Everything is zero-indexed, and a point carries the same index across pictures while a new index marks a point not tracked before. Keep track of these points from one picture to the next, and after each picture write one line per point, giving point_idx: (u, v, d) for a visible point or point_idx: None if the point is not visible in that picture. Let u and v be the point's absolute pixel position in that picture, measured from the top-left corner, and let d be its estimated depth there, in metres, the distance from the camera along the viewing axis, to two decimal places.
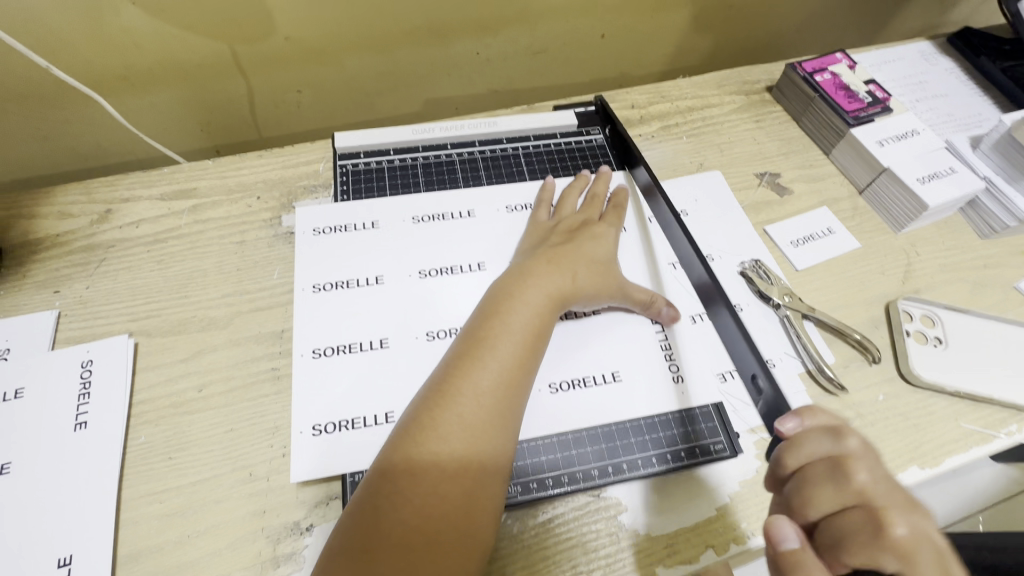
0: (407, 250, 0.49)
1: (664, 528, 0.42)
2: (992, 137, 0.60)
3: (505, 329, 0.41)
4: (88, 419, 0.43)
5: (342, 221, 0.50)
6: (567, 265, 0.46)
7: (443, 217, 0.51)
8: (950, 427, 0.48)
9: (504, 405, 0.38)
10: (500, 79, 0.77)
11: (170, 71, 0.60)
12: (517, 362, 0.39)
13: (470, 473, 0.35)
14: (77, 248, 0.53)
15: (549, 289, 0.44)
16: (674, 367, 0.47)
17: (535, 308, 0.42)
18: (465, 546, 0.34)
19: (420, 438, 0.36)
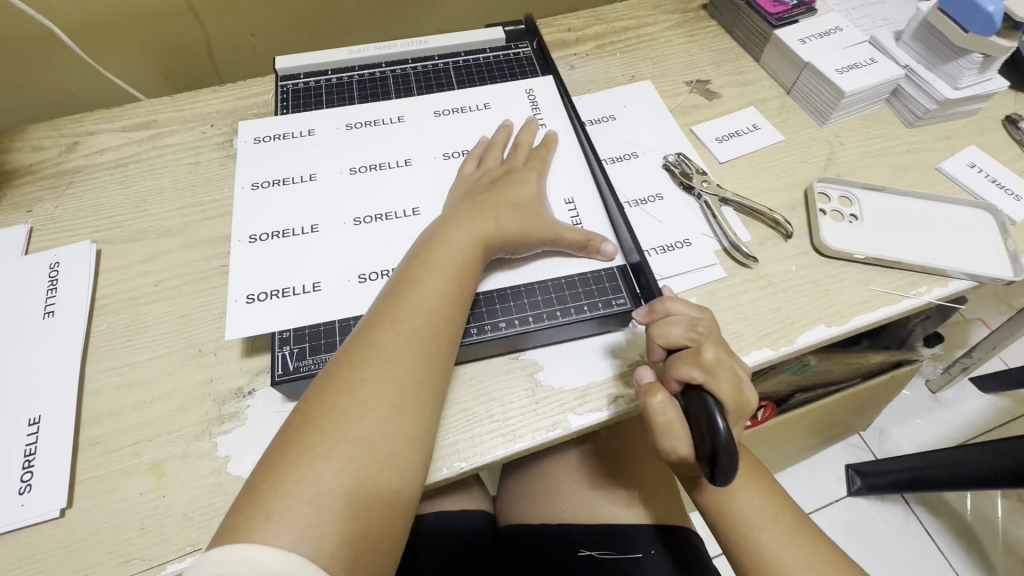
0: (341, 152, 0.53)
1: (575, 382, 0.46)
2: (912, 27, 0.61)
3: (420, 293, 0.40)
4: (55, 308, 0.48)
5: (282, 131, 0.54)
6: (491, 212, 0.45)
7: (374, 123, 0.55)
8: (859, 291, 0.51)
9: (421, 374, 0.38)
10: (448, 17, 0.81)
11: (128, 16, 0.65)
12: (433, 323, 0.39)
13: (400, 410, 0.36)
14: (48, 174, 0.58)
15: (471, 250, 0.43)
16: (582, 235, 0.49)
17: (455, 262, 0.42)
18: (386, 511, 0.34)
19: (333, 411, 0.35)
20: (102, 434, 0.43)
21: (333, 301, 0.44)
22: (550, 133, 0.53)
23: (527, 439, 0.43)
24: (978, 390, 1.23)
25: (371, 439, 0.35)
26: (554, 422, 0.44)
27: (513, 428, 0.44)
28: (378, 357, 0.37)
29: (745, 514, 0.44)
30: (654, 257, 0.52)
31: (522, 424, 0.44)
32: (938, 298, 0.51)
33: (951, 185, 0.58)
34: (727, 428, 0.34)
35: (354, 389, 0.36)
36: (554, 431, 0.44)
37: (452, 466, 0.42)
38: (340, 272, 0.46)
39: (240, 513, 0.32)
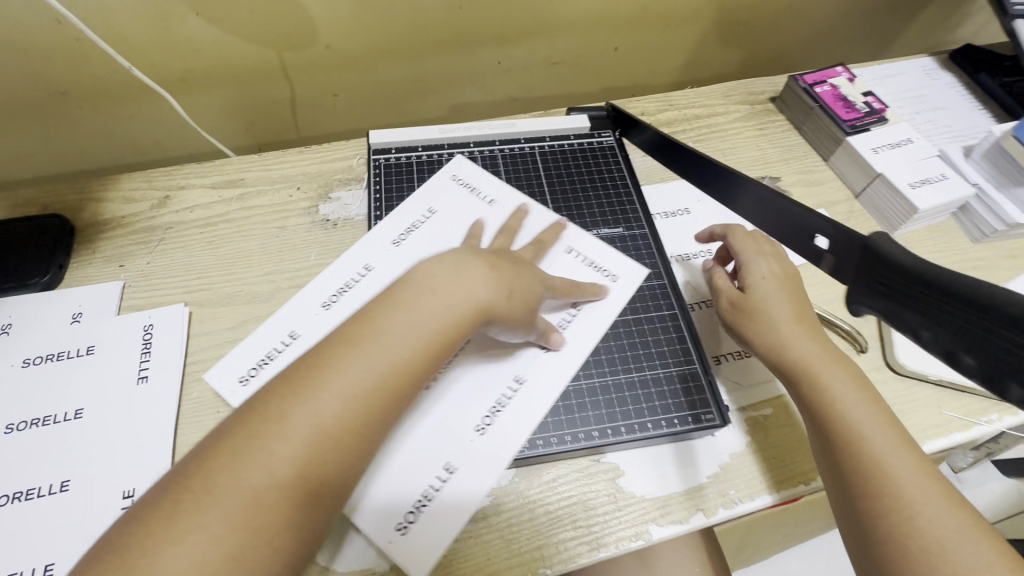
0: (449, 242, 0.55)
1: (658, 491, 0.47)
2: (983, 147, 0.63)
3: (394, 335, 0.37)
4: (149, 374, 0.49)
5: (409, 219, 0.57)
6: (499, 276, 0.44)
7: (465, 207, 0.57)
8: (932, 414, 0.52)
9: (367, 410, 0.35)
10: (521, 86, 0.83)
11: (223, 74, 0.67)
12: (400, 367, 0.37)
13: (355, 425, 0.35)
14: (139, 229, 0.59)
15: (454, 299, 0.40)
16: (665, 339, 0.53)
17: (443, 311, 0.39)
18: (295, 538, 0.32)
19: (278, 429, 0.33)
20: None
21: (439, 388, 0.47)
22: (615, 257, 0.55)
23: (611, 548, 0.44)
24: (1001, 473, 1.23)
25: (300, 463, 0.33)
26: (636, 533, 0.45)
27: (597, 535, 0.44)
28: (339, 391, 0.35)
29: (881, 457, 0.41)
30: (728, 363, 0.53)
31: (606, 532, 0.44)
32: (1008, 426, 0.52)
33: None
34: None
35: (299, 415, 0.33)
36: (636, 542, 0.44)
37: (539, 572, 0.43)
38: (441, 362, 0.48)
39: (152, 527, 0.30)
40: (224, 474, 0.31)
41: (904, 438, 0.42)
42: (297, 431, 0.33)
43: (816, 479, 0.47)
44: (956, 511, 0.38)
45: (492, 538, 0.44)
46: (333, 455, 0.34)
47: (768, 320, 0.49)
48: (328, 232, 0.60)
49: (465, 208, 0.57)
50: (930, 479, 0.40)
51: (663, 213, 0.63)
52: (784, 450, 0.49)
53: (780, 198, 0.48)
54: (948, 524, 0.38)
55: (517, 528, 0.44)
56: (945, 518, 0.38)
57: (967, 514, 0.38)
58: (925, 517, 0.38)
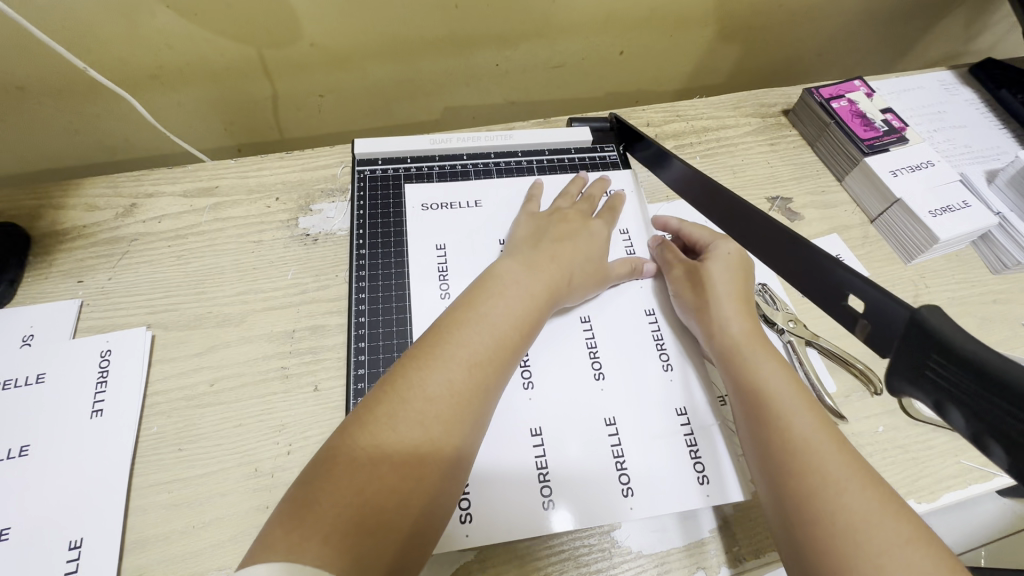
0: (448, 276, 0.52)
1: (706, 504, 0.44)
2: (1008, 172, 0.60)
3: (492, 315, 0.42)
4: (104, 407, 0.45)
5: (416, 253, 0.53)
6: (564, 263, 0.48)
7: (457, 225, 0.54)
8: (949, 463, 0.48)
9: (487, 376, 0.39)
10: (519, 90, 0.78)
11: (199, 71, 0.62)
12: (506, 341, 0.42)
13: (451, 418, 0.37)
14: (101, 240, 0.55)
15: (540, 283, 0.46)
16: (664, 355, 0.51)
17: (528, 295, 0.45)
18: (439, 497, 0.35)
19: (406, 398, 0.36)
20: (147, 564, 0.40)
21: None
22: (619, 194, 0.57)
23: None
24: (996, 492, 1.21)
25: (436, 426, 0.36)
26: None
27: None
28: (456, 361, 0.39)
29: (806, 445, 0.39)
30: None
31: None
32: None
33: None
34: None
35: (427, 385, 0.37)
36: None
37: None
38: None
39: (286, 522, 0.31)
40: (370, 445, 0.35)
41: (823, 422, 0.41)
42: (403, 433, 0.35)
43: None
44: (885, 501, 0.36)
45: None
46: (436, 454, 0.36)
47: (711, 292, 0.50)
48: (307, 249, 0.55)
49: (457, 225, 0.54)
50: (856, 467, 0.38)
51: None
52: None
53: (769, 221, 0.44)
54: (863, 505, 0.35)
55: None
56: (865, 500, 0.36)
57: (890, 500, 0.36)
58: (844, 499, 0.36)
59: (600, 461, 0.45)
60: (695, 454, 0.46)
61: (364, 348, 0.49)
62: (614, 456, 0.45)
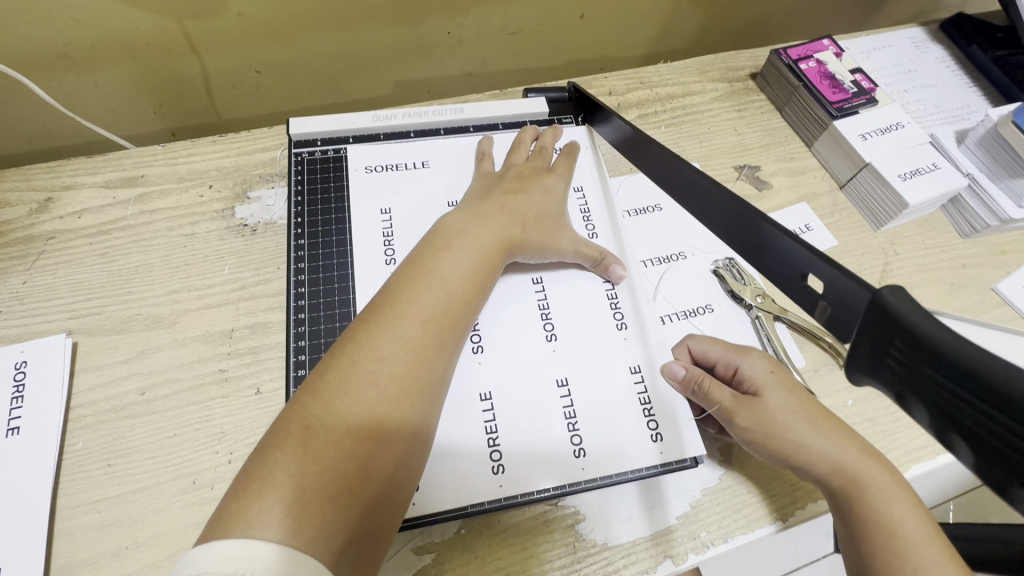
0: (392, 246, 0.48)
1: (662, 463, 0.43)
2: (978, 133, 0.58)
3: (449, 271, 0.39)
4: (21, 424, 0.41)
5: (357, 222, 0.49)
6: (517, 214, 0.45)
7: (403, 192, 0.50)
8: (918, 433, 0.48)
9: (445, 330, 0.37)
10: (474, 60, 0.73)
11: (115, 48, 0.56)
12: (464, 297, 0.39)
13: (416, 375, 0.35)
14: (14, 239, 0.50)
15: (494, 235, 0.43)
16: (619, 314, 0.48)
17: (483, 248, 0.42)
18: (404, 457, 0.33)
19: (364, 363, 0.33)
20: None
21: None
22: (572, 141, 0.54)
23: None
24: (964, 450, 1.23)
25: (393, 387, 0.34)
26: None
27: None
28: (413, 319, 0.36)
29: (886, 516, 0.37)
30: None
31: None
32: None
33: (1006, 308, 0.56)
34: None
35: (383, 347, 0.34)
36: None
37: None
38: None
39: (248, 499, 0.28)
40: (323, 410, 0.31)
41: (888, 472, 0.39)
42: (367, 393, 0.33)
43: (793, 516, 0.44)
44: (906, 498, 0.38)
45: None
46: (405, 412, 0.34)
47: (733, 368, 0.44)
48: (245, 241, 0.51)
49: (403, 194, 0.50)
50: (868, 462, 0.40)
51: (633, 210, 0.56)
52: (759, 482, 0.44)
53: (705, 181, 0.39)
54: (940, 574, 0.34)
55: None
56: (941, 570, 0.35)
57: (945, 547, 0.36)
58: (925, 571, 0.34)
59: (551, 451, 0.42)
60: (650, 413, 0.44)
61: (304, 348, 0.45)
62: (567, 417, 0.43)
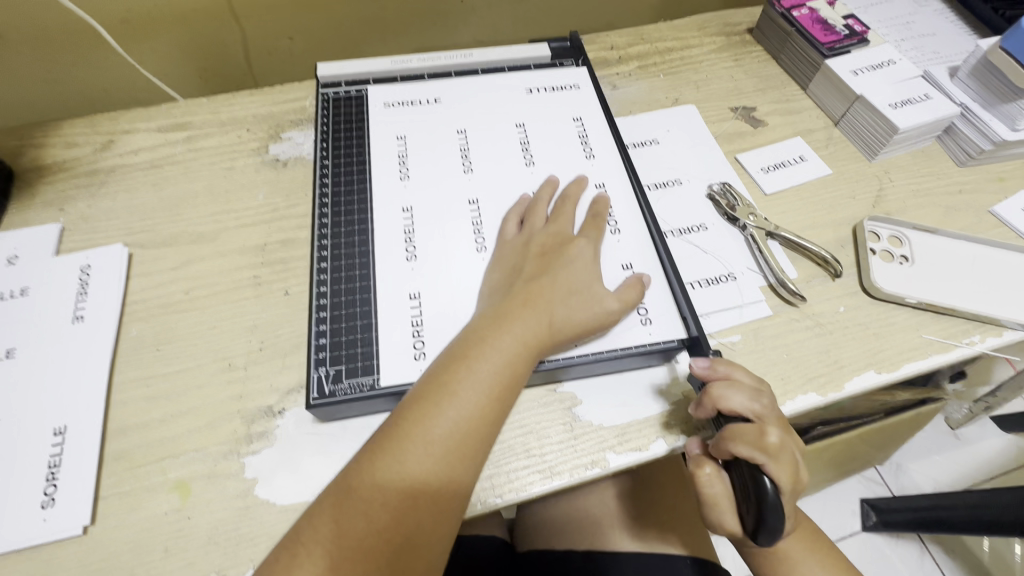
0: (404, 167, 0.52)
1: (649, 342, 0.44)
2: (969, 64, 0.59)
3: (464, 389, 0.37)
4: (85, 313, 0.47)
5: (372, 143, 0.54)
6: (544, 307, 0.41)
7: (416, 121, 0.55)
8: (910, 337, 0.49)
9: (455, 466, 0.35)
10: (486, 29, 0.79)
11: (167, 16, 0.64)
12: (481, 414, 0.37)
13: (420, 505, 0.34)
14: (82, 172, 0.57)
15: (520, 336, 0.39)
16: (613, 221, 0.50)
17: (505, 357, 0.38)
18: None
19: (362, 495, 0.34)
20: (127, 448, 0.42)
21: (384, 276, 0.46)
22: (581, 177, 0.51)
23: (565, 476, 0.42)
24: (999, 429, 1.14)
25: (394, 516, 0.33)
26: (593, 461, 0.43)
27: (550, 467, 0.42)
28: (419, 445, 0.35)
29: None
30: (697, 291, 0.50)
31: (559, 462, 0.42)
32: (991, 348, 0.49)
33: (1004, 229, 0.57)
34: None
35: (385, 474, 0.34)
36: (592, 469, 0.42)
37: (486, 502, 0.41)
38: (389, 255, 0.47)
39: None
40: (321, 544, 0.32)
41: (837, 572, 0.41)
42: (367, 527, 0.33)
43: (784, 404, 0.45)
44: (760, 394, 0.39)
45: None
46: (408, 542, 0.33)
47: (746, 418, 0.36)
48: (278, 172, 0.57)
49: (417, 123, 0.55)
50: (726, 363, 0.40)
51: (630, 144, 0.60)
52: None
53: None
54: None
55: None
56: None
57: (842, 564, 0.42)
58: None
59: None
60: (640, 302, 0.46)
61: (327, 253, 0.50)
62: None
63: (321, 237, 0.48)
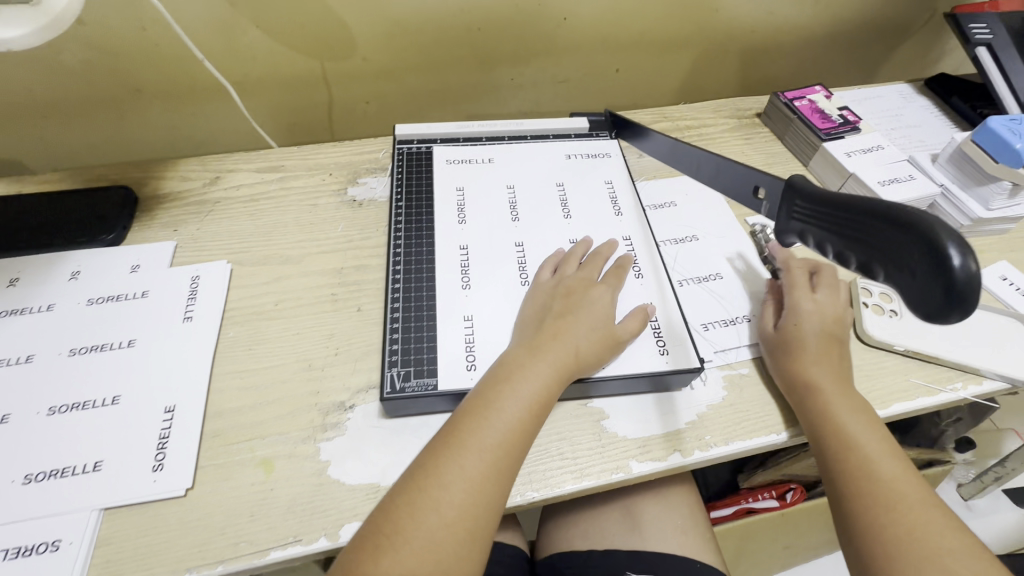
0: (462, 211, 0.63)
1: (669, 365, 0.52)
2: (947, 152, 0.69)
3: (507, 406, 0.44)
4: (194, 314, 0.56)
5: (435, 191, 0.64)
6: (571, 338, 0.50)
7: (474, 175, 0.66)
8: (899, 380, 0.56)
9: (503, 469, 0.42)
10: (530, 102, 0.93)
11: (272, 80, 0.78)
12: (522, 425, 0.44)
13: (476, 504, 0.40)
14: (192, 201, 0.68)
15: (552, 363, 0.48)
16: (637, 266, 0.59)
17: (542, 380, 0.46)
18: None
19: (430, 493, 0.40)
20: (222, 428, 0.49)
21: (446, 298, 0.55)
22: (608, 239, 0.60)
23: (593, 478, 0.48)
24: (1014, 502, 1.14)
25: (457, 511, 0.40)
26: (617, 466, 0.49)
27: (580, 470, 0.49)
28: (474, 450, 0.42)
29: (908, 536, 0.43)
30: (712, 330, 0.58)
31: (588, 466, 0.49)
32: (972, 394, 0.56)
33: (984, 293, 0.64)
34: (961, 263, 0.33)
35: (446, 474, 0.41)
36: (617, 474, 0.49)
37: (524, 495, 0.47)
38: (450, 282, 0.56)
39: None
40: (397, 535, 0.38)
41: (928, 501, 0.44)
42: (434, 519, 0.39)
43: (786, 431, 0.52)
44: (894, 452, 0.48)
45: None
46: (466, 536, 0.39)
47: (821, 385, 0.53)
48: (356, 210, 0.68)
49: (474, 177, 0.66)
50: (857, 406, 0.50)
51: (652, 204, 0.70)
52: (755, 406, 0.53)
53: (730, 164, 0.53)
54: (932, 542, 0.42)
55: None
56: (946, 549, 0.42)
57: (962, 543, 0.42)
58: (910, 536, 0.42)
59: None
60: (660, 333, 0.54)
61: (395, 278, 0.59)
62: None
63: (394, 263, 0.58)
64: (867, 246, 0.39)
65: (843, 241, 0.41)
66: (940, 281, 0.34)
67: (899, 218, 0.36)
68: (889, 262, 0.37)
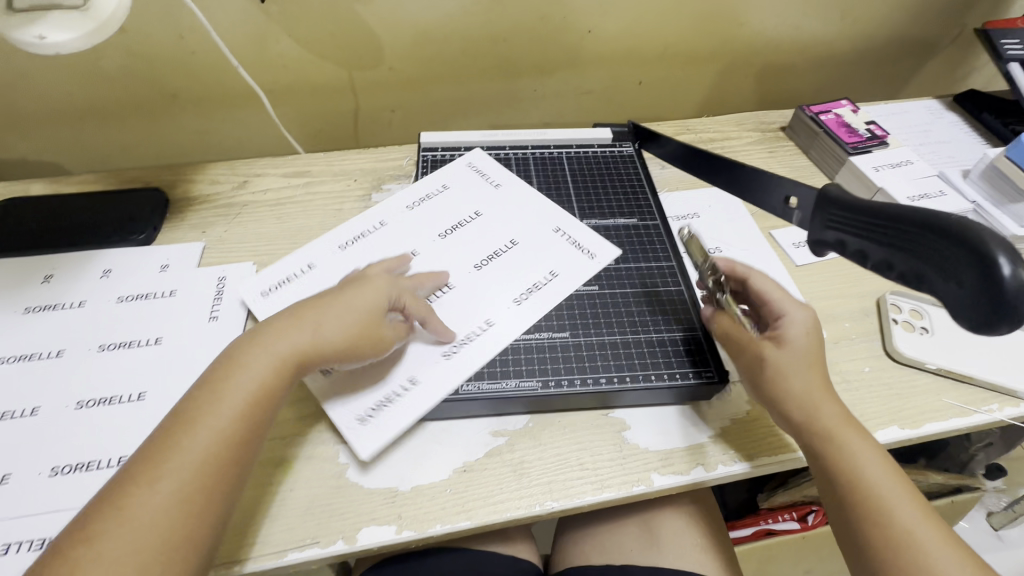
0: (477, 221, 0.63)
1: (694, 376, 0.51)
2: (980, 168, 0.68)
3: (255, 353, 0.44)
4: (219, 314, 0.57)
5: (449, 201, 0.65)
6: (376, 301, 0.49)
7: (486, 187, 0.67)
8: (932, 400, 0.54)
9: (234, 414, 0.42)
10: (552, 113, 0.93)
11: (301, 88, 0.79)
12: (266, 372, 0.44)
13: (197, 441, 0.40)
14: (220, 204, 0.70)
15: (335, 317, 0.47)
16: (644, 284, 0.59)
17: (308, 332, 0.46)
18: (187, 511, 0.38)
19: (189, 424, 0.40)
20: None
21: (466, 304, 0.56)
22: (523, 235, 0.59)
23: (614, 489, 0.47)
24: None
25: (194, 450, 0.39)
26: (639, 478, 0.48)
27: (601, 481, 0.48)
28: (211, 390, 0.42)
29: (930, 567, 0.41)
30: None
31: (609, 477, 0.48)
32: (1009, 417, 0.54)
33: None
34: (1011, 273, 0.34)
35: (196, 411, 0.41)
36: (639, 486, 0.48)
37: (545, 504, 0.46)
38: (470, 289, 0.57)
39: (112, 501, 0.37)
40: (158, 462, 0.39)
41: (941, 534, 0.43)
42: (190, 449, 0.39)
43: None
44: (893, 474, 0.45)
45: (501, 471, 0.48)
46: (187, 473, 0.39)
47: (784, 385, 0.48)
48: None
49: (493, 188, 0.67)
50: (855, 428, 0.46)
51: (675, 216, 0.70)
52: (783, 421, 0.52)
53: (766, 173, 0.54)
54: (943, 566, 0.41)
55: (530, 464, 0.48)
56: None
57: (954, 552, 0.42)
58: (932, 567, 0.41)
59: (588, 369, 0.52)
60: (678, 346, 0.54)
61: None
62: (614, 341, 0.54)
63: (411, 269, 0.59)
64: (911, 255, 0.39)
65: (884, 250, 0.41)
66: (988, 290, 0.34)
67: (946, 228, 0.37)
68: (935, 272, 0.37)
